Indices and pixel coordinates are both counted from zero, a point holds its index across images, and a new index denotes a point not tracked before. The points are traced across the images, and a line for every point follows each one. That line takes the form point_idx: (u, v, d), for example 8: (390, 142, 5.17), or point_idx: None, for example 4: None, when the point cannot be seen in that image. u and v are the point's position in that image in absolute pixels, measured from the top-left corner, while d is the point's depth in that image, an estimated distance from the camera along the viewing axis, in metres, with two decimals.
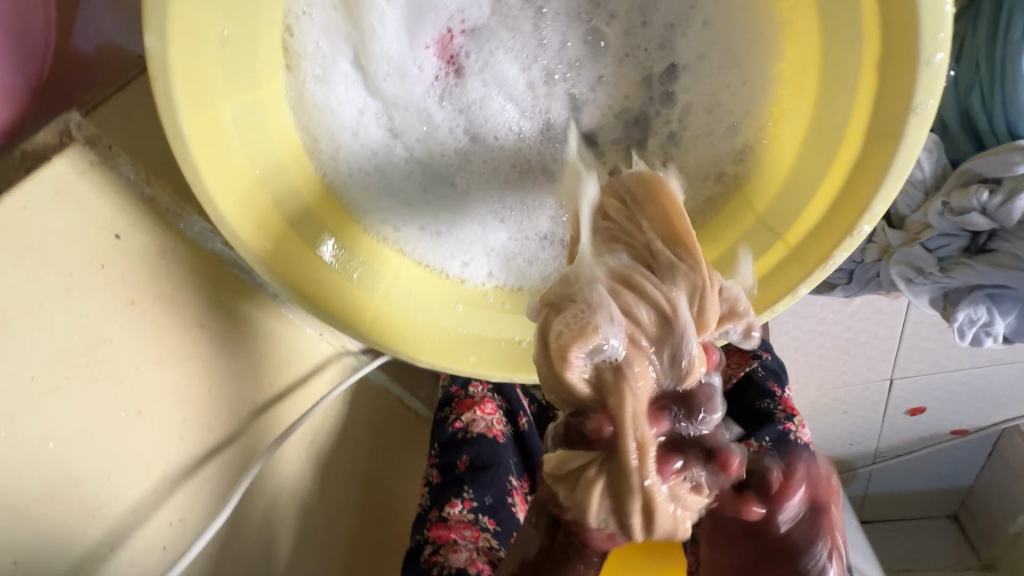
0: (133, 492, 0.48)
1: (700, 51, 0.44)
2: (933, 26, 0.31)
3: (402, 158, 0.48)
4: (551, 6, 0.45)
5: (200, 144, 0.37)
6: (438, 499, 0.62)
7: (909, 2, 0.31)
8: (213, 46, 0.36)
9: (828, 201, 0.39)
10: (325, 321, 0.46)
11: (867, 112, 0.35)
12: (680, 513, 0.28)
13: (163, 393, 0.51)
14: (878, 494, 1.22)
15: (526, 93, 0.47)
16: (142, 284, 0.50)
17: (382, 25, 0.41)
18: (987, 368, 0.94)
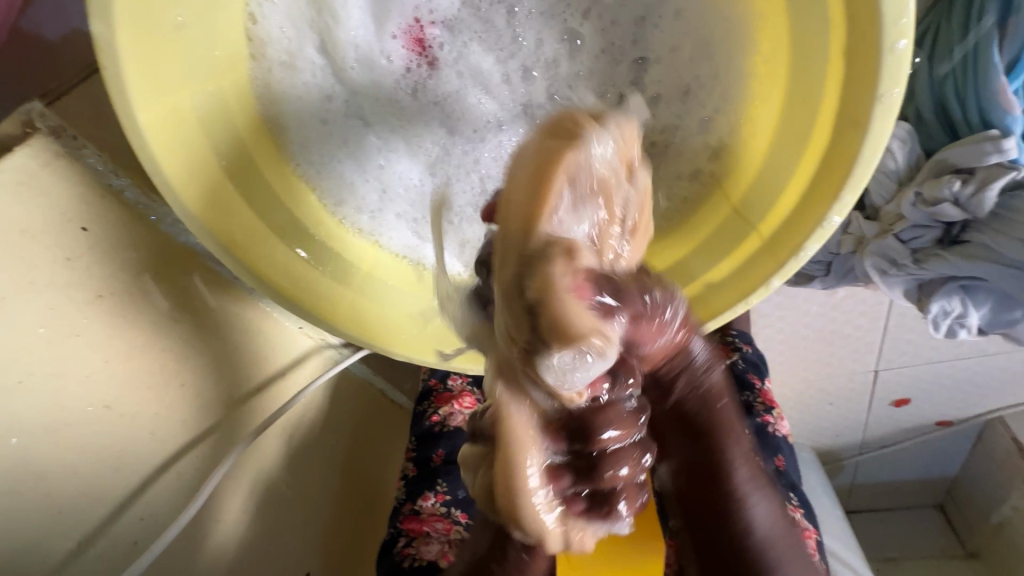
0: (100, 488, 0.48)
1: (671, 43, 0.43)
2: (897, 11, 0.30)
3: (375, 148, 0.47)
4: (523, 3, 0.43)
5: (160, 134, 0.37)
6: (413, 493, 0.62)
7: None
8: (167, 35, 0.35)
9: (799, 192, 0.38)
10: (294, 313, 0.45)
11: (834, 101, 0.35)
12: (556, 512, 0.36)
13: (133, 388, 0.50)
14: (865, 484, 1.23)
15: (503, 88, 0.45)
16: (110, 278, 0.49)
17: (346, 10, 0.41)
18: (972, 360, 0.94)
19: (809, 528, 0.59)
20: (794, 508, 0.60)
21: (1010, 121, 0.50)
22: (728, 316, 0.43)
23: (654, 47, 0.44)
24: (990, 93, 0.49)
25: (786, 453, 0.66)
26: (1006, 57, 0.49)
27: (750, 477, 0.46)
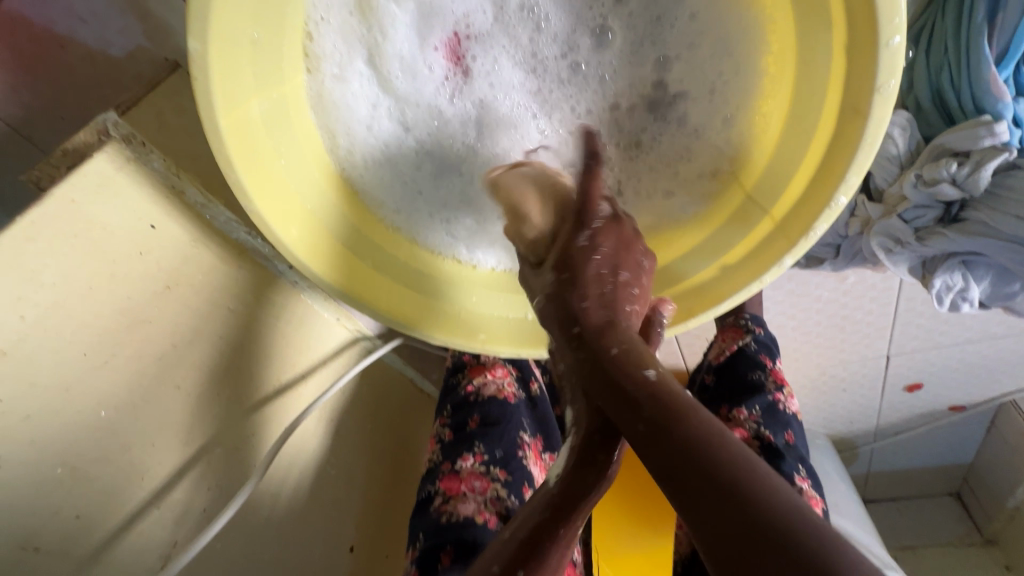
0: (174, 460, 0.52)
1: (689, 41, 0.47)
2: (889, 11, 0.33)
3: (412, 149, 0.52)
4: (550, 21, 0.48)
5: (233, 135, 0.41)
6: (450, 454, 0.66)
7: None
8: (246, 49, 0.39)
9: (808, 176, 0.42)
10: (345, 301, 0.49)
11: (839, 92, 0.38)
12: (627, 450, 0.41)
13: (198, 369, 0.55)
14: (880, 471, 1.31)
15: (532, 97, 0.51)
16: (176, 270, 0.54)
17: (395, 28, 0.45)
18: (983, 344, 0.96)
19: (815, 498, 0.62)
20: (801, 479, 0.63)
21: (1002, 107, 0.47)
22: (737, 299, 0.46)
23: (672, 46, 0.48)
24: (981, 85, 0.47)
25: (796, 430, 0.68)
26: (994, 50, 0.48)
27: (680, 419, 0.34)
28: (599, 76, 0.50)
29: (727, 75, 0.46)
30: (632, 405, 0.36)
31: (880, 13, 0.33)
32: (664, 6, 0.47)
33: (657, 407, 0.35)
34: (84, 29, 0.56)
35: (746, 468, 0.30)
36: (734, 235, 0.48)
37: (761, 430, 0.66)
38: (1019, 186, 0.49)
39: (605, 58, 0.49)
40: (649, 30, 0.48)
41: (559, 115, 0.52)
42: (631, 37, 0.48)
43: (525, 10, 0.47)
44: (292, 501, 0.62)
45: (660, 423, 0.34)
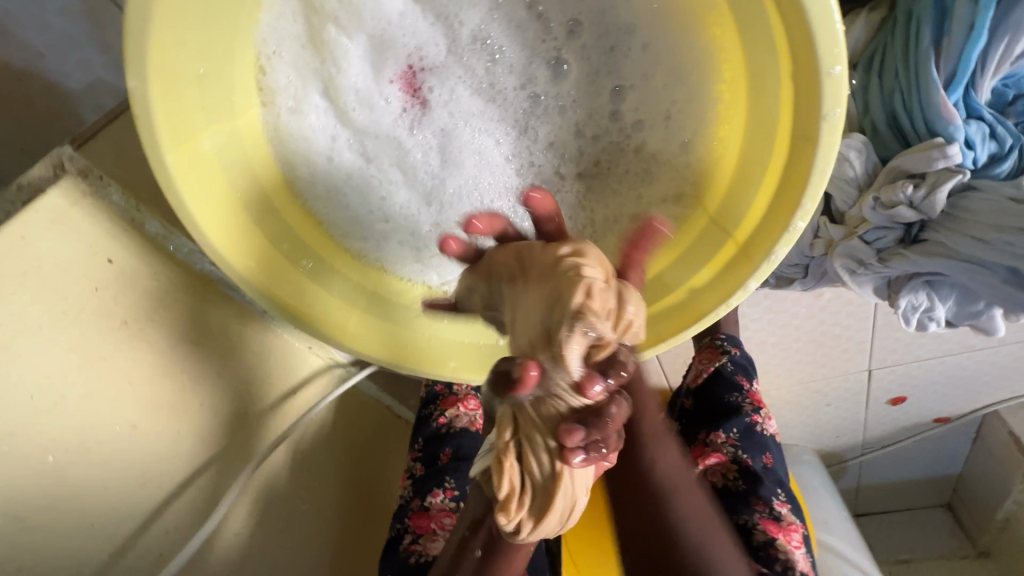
0: (129, 503, 0.50)
1: (644, 71, 0.45)
2: (829, 42, 0.33)
3: (376, 179, 0.51)
4: (504, 52, 0.46)
5: (182, 169, 0.40)
6: (421, 491, 0.64)
7: (803, 19, 0.33)
8: (190, 85, 0.39)
9: (767, 199, 0.42)
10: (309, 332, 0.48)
11: (789, 116, 0.38)
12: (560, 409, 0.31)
13: (156, 407, 0.53)
14: (870, 485, 1.30)
15: (497, 123, 0.48)
16: (133, 305, 0.52)
17: (347, 60, 0.44)
18: (963, 356, 0.96)
19: (795, 521, 0.63)
20: (780, 503, 0.64)
21: (953, 130, 0.46)
22: (703, 323, 0.47)
23: (627, 75, 0.46)
24: (934, 110, 0.46)
25: (773, 451, 0.68)
26: (941, 73, 0.46)
27: (664, 466, 0.43)
28: (557, 106, 0.48)
29: (682, 103, 0.45)
30: (629, 464, 0.43)
31: (818, 45, 0.33)
32: (616, 35, 0.45)
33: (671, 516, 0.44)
34: (41, 63, 0.56)
35: (691, 545, 0.44)
36: (699, 258, 0.47)
37: (739, 453, 0.66)
38: (979, 208, 0.47)
39: (564, 88, 0.47)
40: (603, 60, 0.46)
41: (524, 143, 0.49)
42: (589, 66, 0.46)
43: (477, 40, 0.45)
44: (262, 539, 0.61)
45: (645, 471, 0.43)
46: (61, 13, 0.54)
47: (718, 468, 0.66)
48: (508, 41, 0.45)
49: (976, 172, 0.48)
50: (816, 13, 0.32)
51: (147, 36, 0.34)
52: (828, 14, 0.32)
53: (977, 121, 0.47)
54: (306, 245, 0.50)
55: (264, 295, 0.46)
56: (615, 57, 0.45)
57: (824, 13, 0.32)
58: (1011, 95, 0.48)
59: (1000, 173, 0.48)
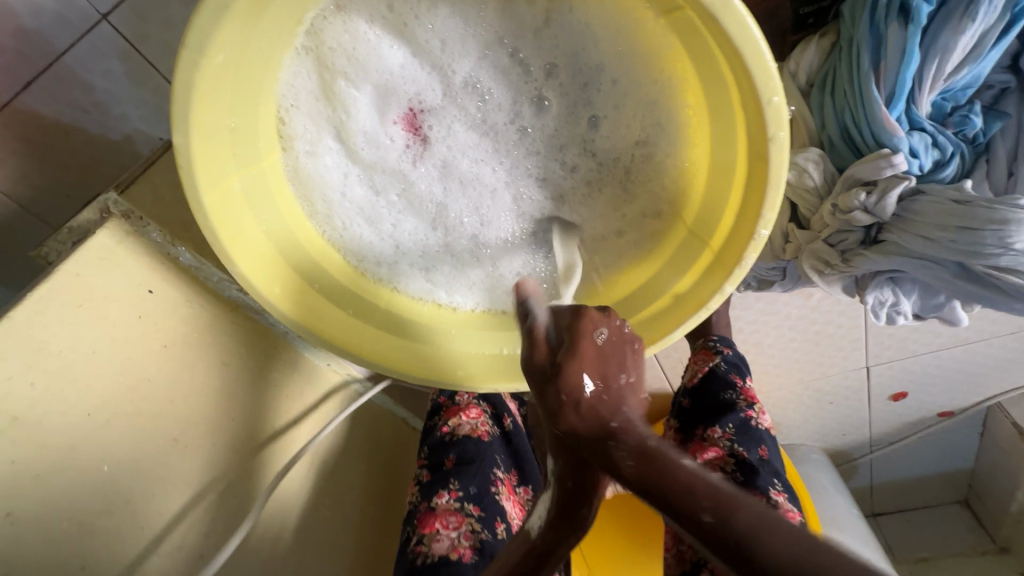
0: (173, 507, 0.56)
1: (615, 103, 0.48)
2: (765, 80, 0.37)
3: (384, 209, 0.57)
4: (492, 95, 0.48)
5: (217, 209, 0.47)
6: (427, 494, 0.73)
7: (743, 62, 0.37)
8: (222, 135, 0.45)
9: (733, 211, 0.48)
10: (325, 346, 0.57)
11: (744, 131, 0.43)
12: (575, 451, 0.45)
13: (193, 423, 0.59)
14: (883, 482, 1.33)
15: (489, 153, 0.53)
16: (172, 329, 0.58)
17: (355, 106, 0.48)
18: (958, 350, 0.98)
19: (793, 509, 0.66)
20: (778, 492, 0.67)
21: (899, 143, 0.48)
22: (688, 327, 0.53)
23: (602, 106, 0.49)
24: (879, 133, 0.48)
25: (769, 445, 0.71)
26: (882, 95, 0.48)
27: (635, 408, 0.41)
28: (543, 137, 0.52)
29: (651, 130, 0.50)
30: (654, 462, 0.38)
31: (760, 84, 0.37)
32: (589, 72, 0.47)
33: (711, 499, 0.35)
34: (86, 117, 0.63)
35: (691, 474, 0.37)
36: (680, 268, 0.54)
37: (735, 446, 0.69)
38: (926, 210, 0.49)
39: (547, 121, 0.50)
40: (580, 95, 0.48)
41: (516, 173, 0.55)
42: (566, 99, 0.48)
43: (469, 84, 0.48)
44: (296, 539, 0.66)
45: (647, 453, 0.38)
46: (104, 75, 0.62)
47: (716, 462, 0.69)
48: (495, 86, 0.48)
49: (923, 177, 0.51)
50: (747, 55, 0.37)
51: (184, 108, 0.40)
52: (761, 58, 0.37)
53: (922, 134, 0.49)
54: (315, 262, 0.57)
55: (292, 317, 0.54)
56: (590, 93, 0.48)
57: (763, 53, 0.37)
58: (950, 106, 0.49)
59: (946, 177, 0.50)
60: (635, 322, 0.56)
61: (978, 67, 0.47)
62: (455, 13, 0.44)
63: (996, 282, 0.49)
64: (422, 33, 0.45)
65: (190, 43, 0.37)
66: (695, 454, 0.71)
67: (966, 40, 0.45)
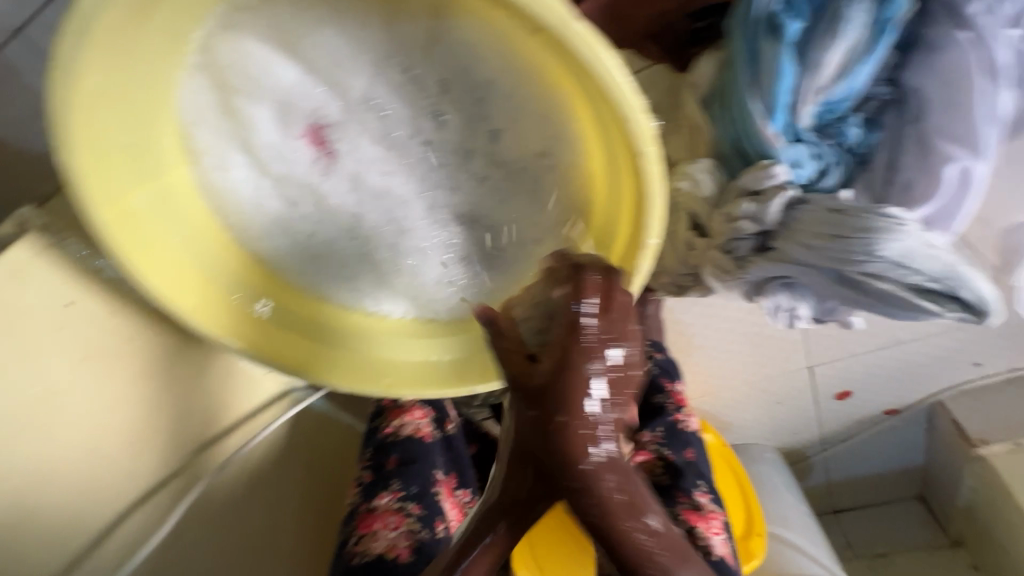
0: (93, 516, 0.59)
1: (511, 116, 0.49)
2: (628, 98, 0.40)
3: (300, 221, 0.58)
4: (391, 110, 0.49)
5: (115, 224, 0.50)
6: (368, 494, 0.71)
7: (602, 81, 0.39)
8: (112, 154, 0.48)
9: (627, 221, 0.50)
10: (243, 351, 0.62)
11: (624, 146, 0.44)
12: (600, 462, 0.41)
13: (115, 433, 0.60)
14: (840, 480, 1.36)
15: (397, 166, 0.54)
16: (94, 341, 0.59)
17: (257, 122, 0.50)
18: (893, 348, 1.01)
19: (715, 510, 0.68)
20: (700, 493, 0.69)
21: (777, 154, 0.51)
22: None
23: (498, 119, 0.50)
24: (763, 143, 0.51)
25: (697, 447, 0.74)
26: (762, 108, 0.50)
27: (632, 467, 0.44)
28: (446, 151, 0.53)
29: (550, 141, 0.50)
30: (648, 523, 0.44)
31: (621, 103, 0.40)
32: (483, 86, 0.48)
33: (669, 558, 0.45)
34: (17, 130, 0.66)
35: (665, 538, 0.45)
36: None
37: (663, 450, 0.72)
38: (804, 218, 0.51)
39: (445, 135, 0.51)
40: (476, 109, 0.49)
41: (426, 186, 0.55)
42: (461, 113, 0.50)
43: (366, 101, 0.49)
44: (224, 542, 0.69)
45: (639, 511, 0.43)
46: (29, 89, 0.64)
47: (645, 466, 0.71)
48: (392, 101, 0.48)
49: (809, 186, 0.53)
50: (603, 77, 0.38)
51: (66, 129, 0.43)
52: (615, 76, 0.39)
53: (803, 143, 0.52)
54: (231, 271, 0.60)
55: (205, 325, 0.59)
56: (485, 107, 0.49)
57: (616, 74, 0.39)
58: (830, 118, 0.52)
59: (828, 186, 0.53)
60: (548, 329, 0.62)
61: (852, 80, 0.49)
62: (339, 31, 0.44)
63: (870, 288, 0.50)
64: (313, 51, 0.45)
65: (63, 63, 0.40)
66: None
67: (834, 56, 0.47)
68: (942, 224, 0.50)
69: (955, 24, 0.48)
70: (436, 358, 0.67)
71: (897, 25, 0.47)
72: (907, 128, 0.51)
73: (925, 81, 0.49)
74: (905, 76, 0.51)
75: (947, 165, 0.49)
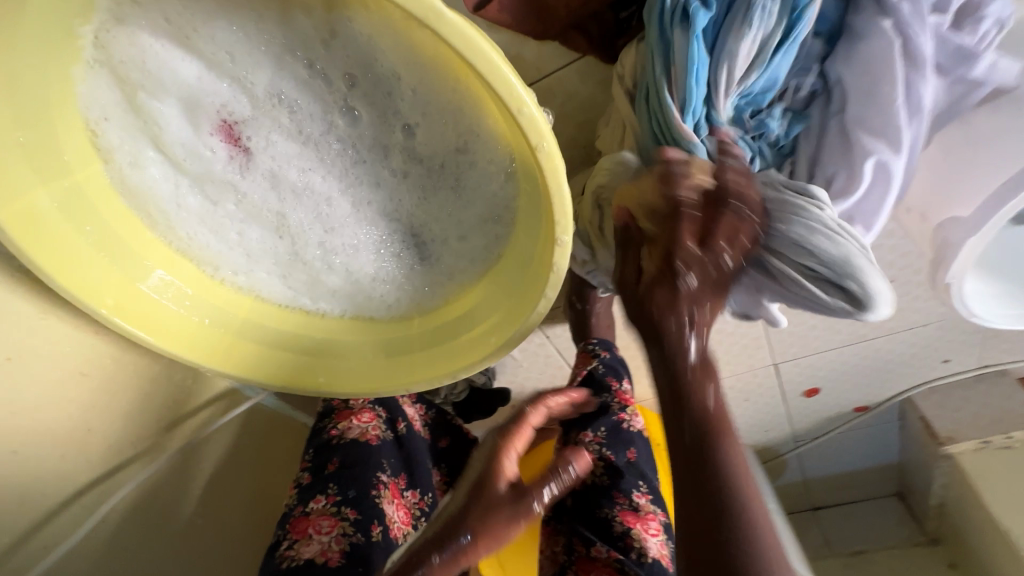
0: (17, 521, 0.57)
1: (422, 110, 0.48)
2: (511, 94, 0.38)
3: (225, 219, 0.57)
4: (300, 104, 0.48)
5: (16, 226, 0.48)
6: (304, 497, 0.70)
7: (488, 75, 0.38)
8: (10, 150, 0.46)
9: (546, 217, 0.49)
10: (171, 353, 0.60)
11: (524, 141, 0.42)
12: (710, 392, 0.50)
13: (38, 435, 0.59)
14: (815, 476, 1.35)
15: (315, 162, 0.52)
16: (19, 343, 0.56)
17: (165, 119, 0.49)
18: (860, 345, 0.98)
19: (654, 510, 0.68)
20: (640, 494, 0.69)
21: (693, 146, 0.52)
22: (473, 368, 0.62)
23: (410, 113, 0.49)
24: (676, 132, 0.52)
25: (639, 446, 0.73)
26: (676, 99, 0.51)
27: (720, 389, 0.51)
28: (363, 147, 0.51)
29: (465, 136, 0.49)
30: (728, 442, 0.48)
31: (506, 98, 0.38)
32: (390, 80, 0.46)
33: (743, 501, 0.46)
34: None
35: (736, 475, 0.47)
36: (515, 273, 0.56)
37: (603, 450, 0.71)
38: None
39: (360, 131, 0.50)
40: (386, 103, 0.48)
41: (347, 183, 0.54)
42: (372, 108, 0.49)
43: (273, 95, 0.47)
44: (164, 537, 0.70)
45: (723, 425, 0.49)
46: None
47: (586, 466, 0.70)
48: (300, 95, 0.47)
49: None
50: (489, 71, 0.38)
51: None
52: (498, 70, 0.37)
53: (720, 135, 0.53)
54: (158, 272, 0.59)
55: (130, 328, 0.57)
56: (395, 102, 0.48)
57: (500, 68, 0.38)
58: (750, 110, 0.53)
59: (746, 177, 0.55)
60: (479, 334, 0.60)
61: (772, 70, 0.50)
62: (234, 25, 0.43)
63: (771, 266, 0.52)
64: (209, 46, 0.44)
65: None
66: (566, 457, 0.71)
67: (747, 46, 0.48)
68: (862, 222, 0.53)
69: (881, 11, 0.49)
70: (374, 358, 0.66)
71: (812, 12, 0.47)
72: (831, 120, 0.53)
73: (846, 71, 0.51)
74: (831, 68, 0.52)
75: (868, 158, 0.50)
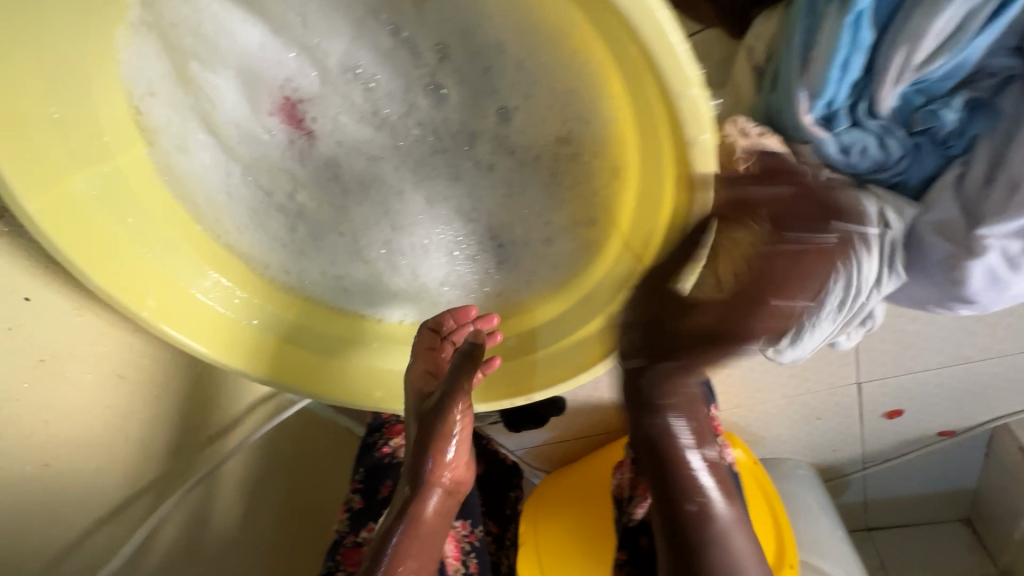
0: (51, 538, 0.52)
1: (525, 91, 0.40)
2: (677, 67, 0.30)
3: (276, 211, 0.51)
4: (378, 81, 0.42)
5: (47, 215, 0.41)
6: (356, 524, 0.64)
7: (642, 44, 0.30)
8: (42, 128, 0.40)
9: (669, 223, 0.40)
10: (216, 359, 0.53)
11: (668, 129, 0.35)
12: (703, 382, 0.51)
13: (73, 445, 0.53)
14: (879, 500, 1.24)
15: (387, 148, 0.46)
16: (53, 342, 0.50)
17: (219, 95, 0.44)
18: (959, 367, 0.88)
19: None
20: None
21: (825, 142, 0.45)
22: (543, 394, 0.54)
23: (510, 95, 0.40)
24: (794, 122, 0.45)
25: None
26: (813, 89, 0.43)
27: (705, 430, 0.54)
28: (446, 133, 0.44)
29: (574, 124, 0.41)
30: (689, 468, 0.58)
31: (666, 74, 0.30)
32: (490, 53, 0.39)
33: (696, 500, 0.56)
34: None
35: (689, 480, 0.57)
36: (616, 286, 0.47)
37: None
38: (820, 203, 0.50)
39: (445, 114, 0.43)
40: (481, 81, 0.40)
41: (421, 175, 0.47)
42: (463, 86, 0.41)
43: (348, 72, 0.42)
44: (200, 551, 0.65)
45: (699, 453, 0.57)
46: None
47: None
48: (379, 71, 0.41)
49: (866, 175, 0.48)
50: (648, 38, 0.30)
51: None
52: (663, 38, 0.29)
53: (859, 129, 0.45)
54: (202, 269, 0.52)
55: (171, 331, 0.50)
56: (493, 81, 0.40)
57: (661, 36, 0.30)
58: (920, 100, 0.44)
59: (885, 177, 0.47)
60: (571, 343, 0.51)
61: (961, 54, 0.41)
62: None
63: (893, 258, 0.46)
64: None
65: None
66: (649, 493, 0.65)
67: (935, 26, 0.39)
68: None
69: None
70: None
71: None
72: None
73: None
74: None
75: None
